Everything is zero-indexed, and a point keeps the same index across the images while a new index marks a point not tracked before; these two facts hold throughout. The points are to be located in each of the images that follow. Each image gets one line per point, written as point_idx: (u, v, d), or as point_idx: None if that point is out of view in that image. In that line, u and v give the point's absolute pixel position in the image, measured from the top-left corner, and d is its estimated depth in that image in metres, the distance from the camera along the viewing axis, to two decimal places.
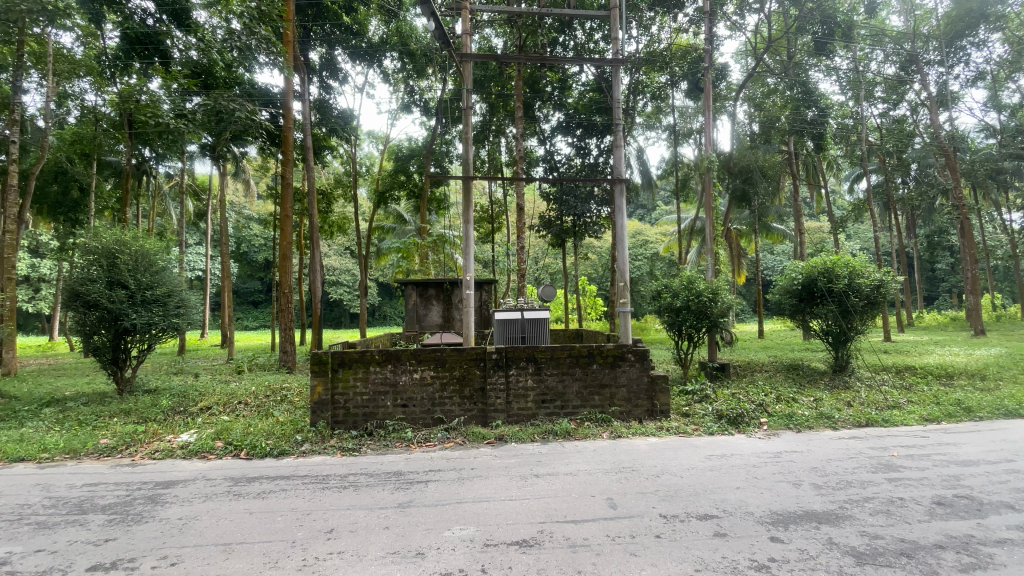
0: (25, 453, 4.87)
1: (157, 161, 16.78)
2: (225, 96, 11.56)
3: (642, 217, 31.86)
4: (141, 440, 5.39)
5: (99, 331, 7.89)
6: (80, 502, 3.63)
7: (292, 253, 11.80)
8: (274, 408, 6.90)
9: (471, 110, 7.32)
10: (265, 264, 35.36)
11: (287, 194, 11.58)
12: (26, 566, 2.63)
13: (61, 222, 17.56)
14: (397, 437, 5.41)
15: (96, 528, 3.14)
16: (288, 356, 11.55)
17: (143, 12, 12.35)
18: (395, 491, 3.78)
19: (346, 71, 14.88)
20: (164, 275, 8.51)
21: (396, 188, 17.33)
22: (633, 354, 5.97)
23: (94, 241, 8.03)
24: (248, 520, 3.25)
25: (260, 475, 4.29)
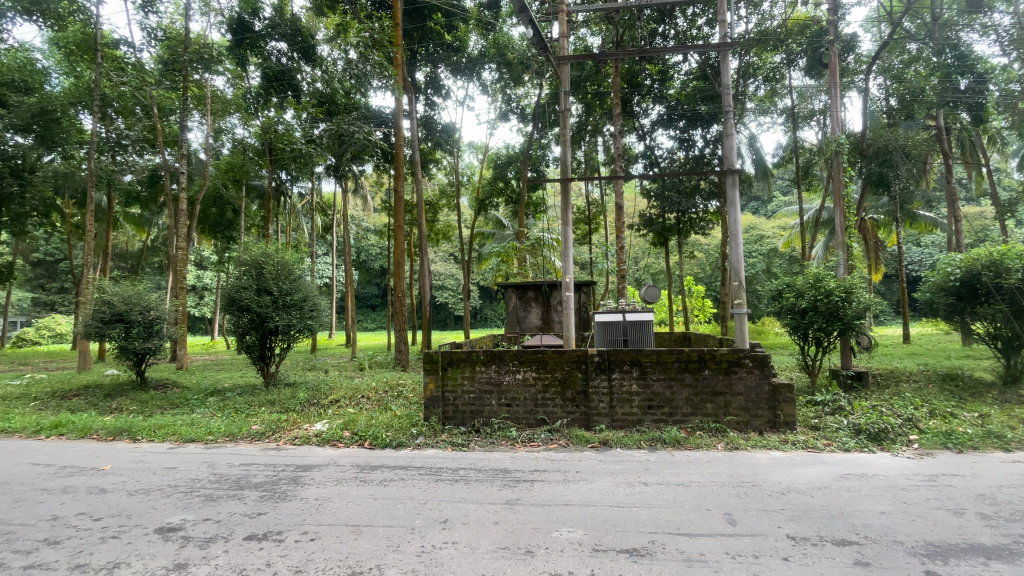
0: (197, 435, 5.79)
1: (291, 183, 19.08)
2: (346, 120, 12.81)
3: (756, 210, 29.42)
4: (284, 428, 6.15)
5: (250, 331, 9.14)
6: (238, 479, 4.22)
7: (404, 259, 12.65)
8: (391, 402, 7.46)
9: (568, 112, 7.31)
10: (380, 271, 38.49)
11: (399, 206, 12.46)
12: (200, 530, 3.12)
13: (220, 239, 20.73)
14: (503, 435, 5.55)
15: (251, 502, 3.63)
16: (402, 355, 12.43)
17: (279, 53, 14.11)
18: (503, 488, 3.87)
19: (448, 86, 15.67)
20: (300, 282, 9.62)
21: (495, 194, 17.86)
22: (752, 360, 5.49)
23: (246, 255, 9.33)
24: (373, 504, 3.55)
25: (381, 464, 4.66)
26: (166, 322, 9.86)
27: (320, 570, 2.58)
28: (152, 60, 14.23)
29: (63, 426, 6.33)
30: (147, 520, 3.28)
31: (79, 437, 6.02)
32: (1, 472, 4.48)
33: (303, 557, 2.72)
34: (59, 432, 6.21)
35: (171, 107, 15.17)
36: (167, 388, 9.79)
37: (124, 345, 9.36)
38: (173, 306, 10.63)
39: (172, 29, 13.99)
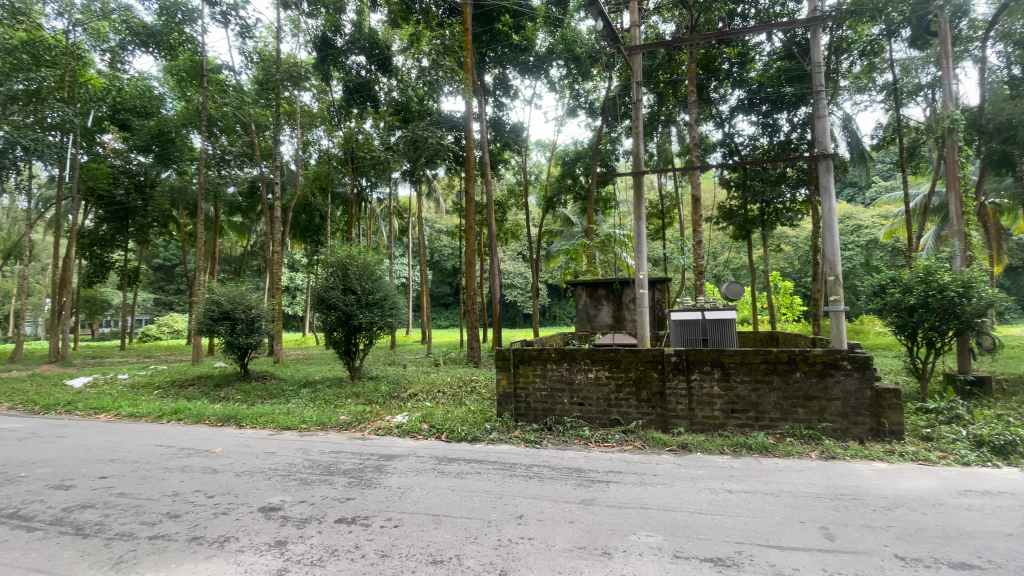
0: (292, 423, 6.31)
1: (371, 189, 20.16)
2: (420, 126, 13.13)
3: (852, 197, 26.85)
4: (368, 418, 6.53)
5: (337, 328, 9.78)
6: (328, 466, 4.54)
7: (475, 258, 12.91)
8: (465, 397, 7.68)
9: (641, 103, 7.07)
10: (452, 270, 39.70)
11: (470, 207, 12.74)
12: (297, 511, 3.39)
13: (309, 243, 22.43)
14: (576, 434, 5.52)
15: (340, 488, 3.89)
16: (474, 352, 12.73)
17: (359, 66, 14.90)
18: (578, 487, 3.85)
19: (517, 86, 15.79)
20: (380, 282, 10.16)
21: (564, 191, 17.72)
22: (851, 362, 5.01)
23: (332, 257, 10.01)
24: (451, 496, 3.67)
25: (458, 457, 4.80)
26: (264, 320, 10.81)
27: (403, 556, 2.70)
28: (249, 81, 15.69)
29: (181, 412, 7.14)
30: (251, 500, 3.62)
31: (194, 422, 6.76)
32: (134, 451, 5.14)
33: (387, 543, 2.87)
34: (178, 418, 7.02)
35: (265, 123, 16.57)
36: (265, 379, 10.73)
37: (230, 340, 10.38)
38: (270, 305, 11.63)
39: (265, 51, 15.33)
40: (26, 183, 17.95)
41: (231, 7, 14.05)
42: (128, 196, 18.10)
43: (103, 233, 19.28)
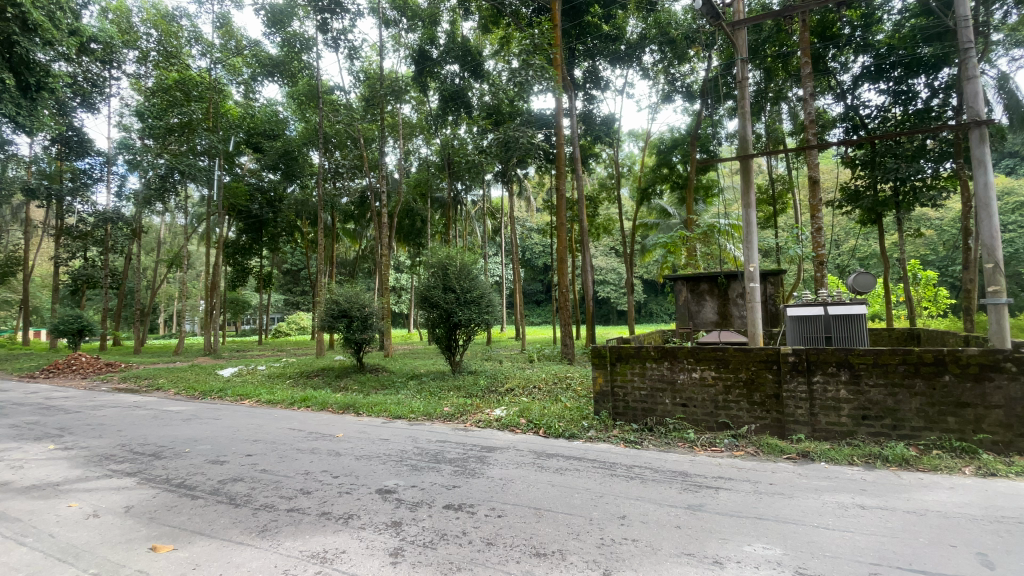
0: (402, 413, 6.79)
1: (465, 192, 20.95)
2: (512, 127, 13.23)
3: (1015, 169, 22.60)
4: (469, 411, 6.81)
5: (439, 324, 10.31)
6: (435, 454, 4.82)
7: (567, 255, 12.85)
8: (561, 394, 7.71)
9: (747, 82, 6.52)
10: (544, 268, 40.06)
11: (561, 204, 12.64)
12: (409, 495, 3.64)
13: (411, 246, 23.94)
14: (679, 436, 5.28)
15: (447, 475, 4.10)
16: (568, 349, 12.67)
17: (453, 74, 15.41)
18: (684, 491, 3.68)
19: (608, 77, 15.45)
20: (477, 281, 10.53)
21: (659, 182, 17.00)
22: (1017, 364, 4.22)
23: (433, 258, 10.57)
24: (552, 490, 3.71)
25: (557, 453, 4.83)
26: (375, 317, 11.73)
27: (508, 546, 2.78)
28: (357, 99, 17.10)
29: (308, 400, 8.02)
30: (369, 482, 3.95)
31: (319, 409, 7.55)
32: (272, 433, 5.87)
33: (492, 531, 2.97)
34: (307, 405, 7.90)
35: (371, 137, 17.95)
36: (377, 372, 11.65)
37: (347, 336, 11.40)
38: (380, 304, 12.58)
39: (370, 69, 16.66)
40: (185, 203, 21.20)
41: (340, 32, 15.41)
42: (261, 209, 20.68)
43: (243, 243, 22.20)
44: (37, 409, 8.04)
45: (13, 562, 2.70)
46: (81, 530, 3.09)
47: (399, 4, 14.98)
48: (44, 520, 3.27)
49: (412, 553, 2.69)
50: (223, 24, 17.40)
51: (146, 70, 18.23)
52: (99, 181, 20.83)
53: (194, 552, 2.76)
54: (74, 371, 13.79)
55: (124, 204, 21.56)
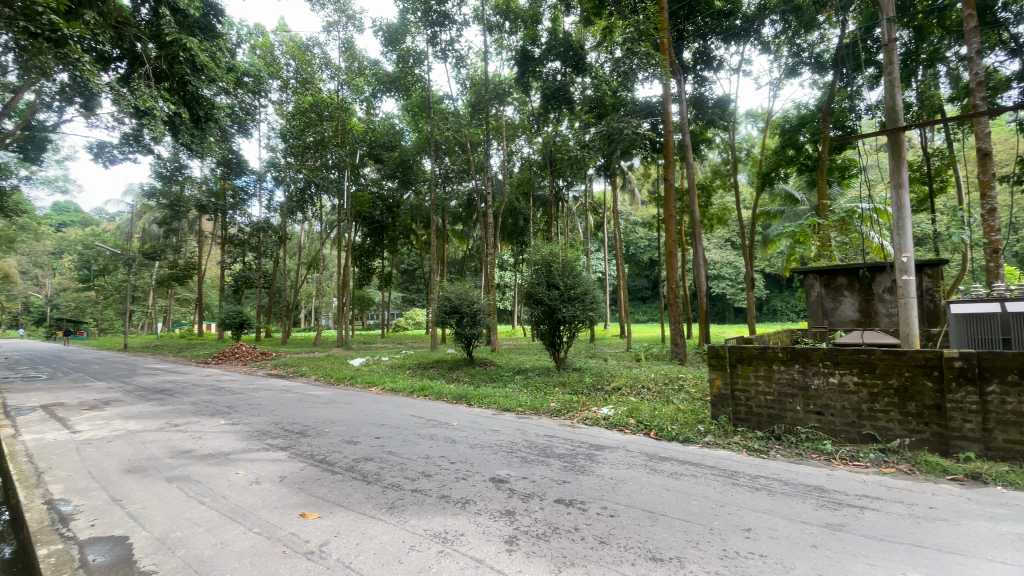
0: (510, 406, 6.99)
1: (568, 188, 20.89)
2: (615, 119, 12.71)
3: None
4: (576, 408, 6.79)
5: (544, 321, 10.38)
6: (544, 448, 4.89)
7: (677, 249, 12.18)
8: (673, 395, 7.35)
9: (895, 44, 5.63)
10: (651, 262, 38.59)
11: (669, 194, 12.01)
12: (520, 486, 3.74)
13: (515, 244, 24.51)
14: (813, 447, 4.76)
15: (557, 470, 4.14)
16: (679, 348, 12.04)
17: (555, 71, 15.33)
18: (820, 508, 3.30)
19: (721, 56, 14.37)
20: (580, 277, 10.44)
21: (783, 165, 15.36)
22: None
23: (537, 255, 10.67)
24: (667, 495, 3.56)
25: (671, 456, 4.62)
26: (483, 313, 12.17)
27: (622, 546, 2.72)
28: (464, 104, 17.92)
29: (425, 390, 8.61)
30: (483, 470, 4.13)
31: (435, 399, 8.06)
32: (395, 418, 6.40)
33: (605, 530, 2.93)
34: (424, 394, 8.49)
35: (477, 140, 18.67)
36: (486, 365, 12.11)
37: (458, 331, 11.98)
38: (488, 300, 13.04)
39: (475, 75, 17.33)
40: (319, 212, 23.90)
41: (448, 43, 16.22)
42: (381, 215, 22.59)
43: (367, 246, 24.48)
44: (212, 389, 9.63)
45: (199, 516, 3.26)
46: (246, 495, 3.63)
47: (502, 8, 15.28)
48: (219, 484, 3.91)
49: (525, 543, 2.76)
50: (347, 48, 19.27)
51: (286, 96, 20.80)
52: (252, 196, 24.28)
53: (335, 522, 3.10)
54: (238, 358, 16.27)
55: (272, 215, 24.87)
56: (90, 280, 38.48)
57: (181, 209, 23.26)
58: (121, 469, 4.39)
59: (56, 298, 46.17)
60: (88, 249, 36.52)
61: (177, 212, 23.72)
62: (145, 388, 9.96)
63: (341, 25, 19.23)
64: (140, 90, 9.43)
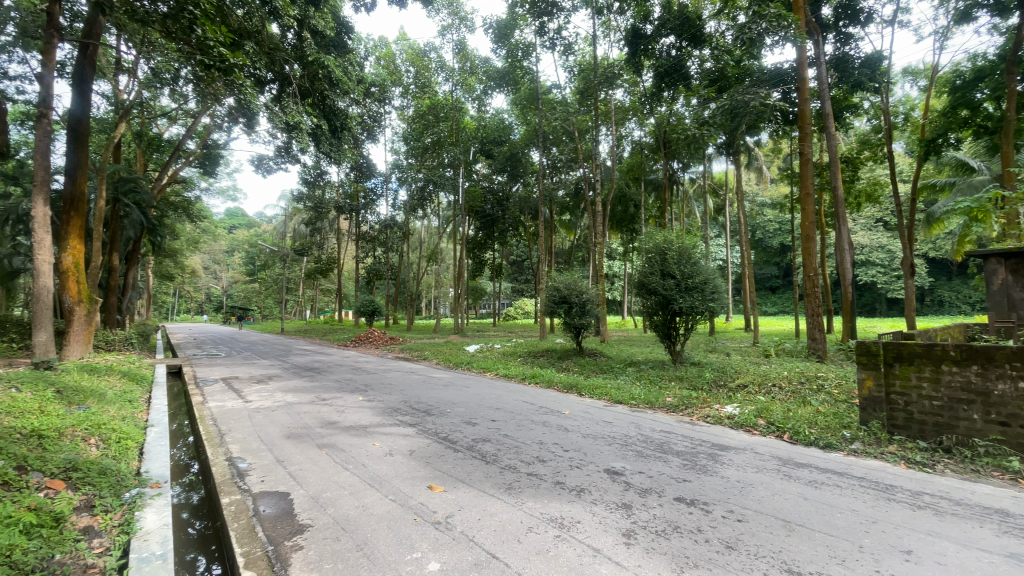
0: (624, 398, 6.84)
1: (684, 170, 19.70)
2: (739, 90, 11.52)
3: None
4: (696, 404, 6.43)
5: (658, 311, 9.95)
6: (662, 443, 4.71)
7: (815, 233, 10.83)
8: (810, 396, 6.60)
9: None
10: (781, 248, 34.96)
11: (804, 170, 10.74)
12: (637, 480, 3.64)
13: (626, 232, 23.81)
14: (996, 464, 3.97)
15: (676, 467, 3.97)
16: (817, 343, 10.78)
17: (669, 46, 14.33)
18: (1005, 536, 2.74)
19: (871, 7, 12.36)
20: (699, 265, 9.78)
21: (954, 129, 12.76)
22: None
23: (651, 243, 10.23)
24: (804, 504, 3.22)
25: (808, 463, 4.17)
26: (593, 303, 12.00)
27: (752, 554, 2.53)
28: (572, 92, 17.73)
29: (537, 377, 8.79)
30: (597, 460, 4.10)
31: (546, 387, 8.18)
32: (510, 404, 6.62)
33: (732, 535, 2.75)
34: (536, 381, 8.68)
35: (586, 127, 18.37)
36: (597, 356, 11.99)
37: (568, 321, 11.98)
38: (598, 290, 12.84)
39: (584, 61, 17.02)
40: (437, 209, 25.48)
41: (556, 32, 16.10)
42: (493, 208, 23.39)
43: (479, 238, 25.49)
44: (351, 369, 10.82)
45: (344, 480, 3.70)
46: (381, 464, 4.03)
47: None
48: (358, 453, 4.40)
49: (644, 538, 2.70)
50: (460, 49, 20.08)
51: (407, 101, 22.33)
52: (380, 196, 26.56)
53: (458, 496, 3.31)
54: (371, 342, 18.10)
55: (396, 213, 27.07)
56: (255, 273, 45.34)
57: (322, 210, 26.29)
58: (282, 434, 5.14)
59: (230, 288, 55.21)
60: (253, 247, 43.04)
61: (319, 213, 26.85)
62: (298, 366, 11.51)
63: (455, 28, 20.07)
64: (287, 107, 10.59)
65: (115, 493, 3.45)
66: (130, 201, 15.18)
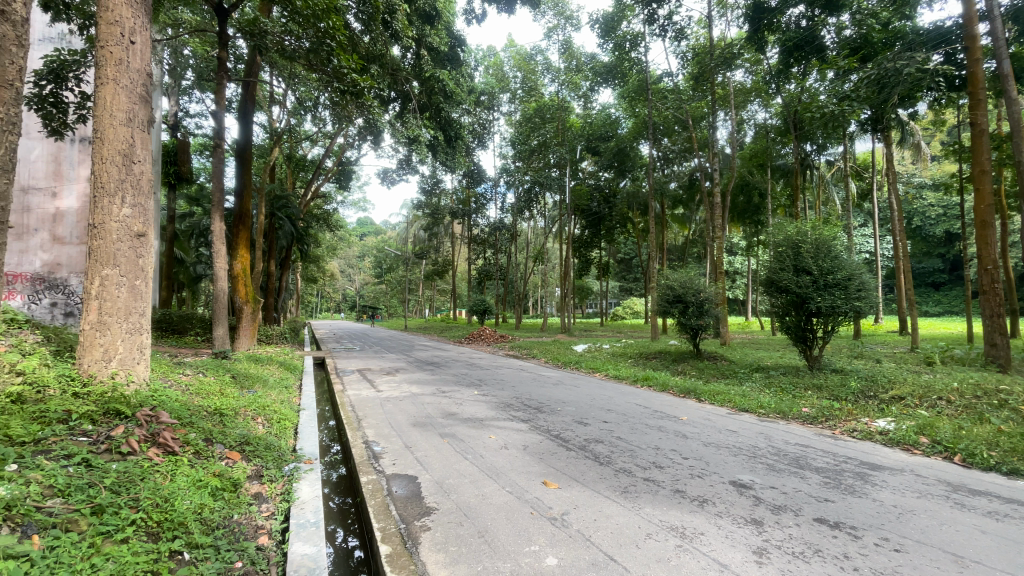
0: (750, 406, 6.31)
1: (819, 152, 17.51)
2: (889, 57, 9.93)
3: None
4: (838, 417, 5.71)
5: (790, 311, 9.00)
6: (797, 458, 4.25)
7: (994, 218, 8.97)
8: (992, 413, 5.48)
9: None
10: (947, 237, 29.61)
11: (979, 142, 8.95)
12: (768, 496, 3.33)
13: (748, 225, 22.01)
14: None
15: (815, 485, 3.56)
16: (998, 350, 8.92)
17: (798, 18, 12.80)
18: None
19: None
20: (842, 259, 8.65)
21: None
22: None
23: (781, 236, 9.30)
24: (984, 539, 2.69)
25: (988, 491, 3.48)
26: (711, 303, 11.22)
27: None
28: (685, 79, 16.74)
29: (650, 380, 8.47)
30: (721, 471, 3.83)
31: (661, 391, 7.83)
32: (622, 406, 6.46)
33: (887, 565, 2.40)
34: (649, 384, 8.37)
35: (701, 115, 17.30)
36: (716, 360, 11.19)
37: (683, 321, 11.36)
38: (718, 288, 11.97)
39: (698, 45, 15.96)
40: (544, 209, 25.80)
41: (667, 18, 15.31)
42: (599, 206, 23.26)
43: (586, 237, 25.55)
44: (466, 365, 11.38)
45: (464, 469, 3.92)
46: (497, 457, 4.19)
47: None
48: (475, 444, 4.61)
49: (779, 558, 2.46)
50: (566, 48, 20.01)
51: (514, 106, 22.90)
52: (490, 200, 27.56)
53: (573, 495, 3.32)
54: (483, 339, 18.91)
55: (505, 216, 27.86)
56: (381, 275, 49.74)
57: (438, 216, 27.96)
58: (409, 422, 5.58)
59: (361, 290, 61.20)
60: (381, 252, 47.37)
61: (435, 219, 28.62)
62: (419, 360, 12.39)
63: (560, 28, 20.10)
64: (409, 122, 11.43)
65: (277, 465, 4.03)
66: (283, 215, 17.68)
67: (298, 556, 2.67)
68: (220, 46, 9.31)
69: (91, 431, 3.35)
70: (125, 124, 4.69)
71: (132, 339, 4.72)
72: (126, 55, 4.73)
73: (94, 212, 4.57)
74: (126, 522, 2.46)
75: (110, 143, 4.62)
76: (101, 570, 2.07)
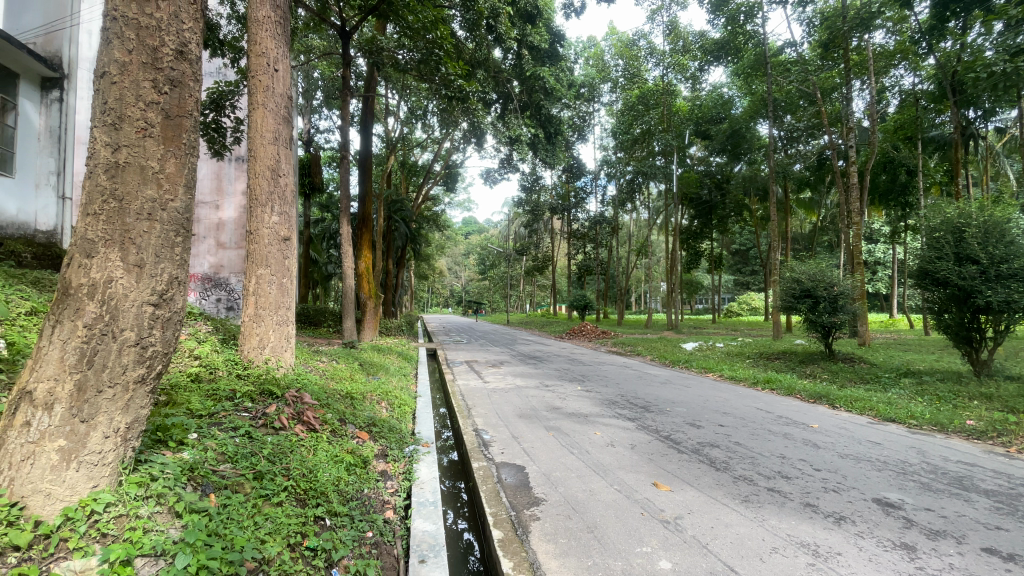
0: (897, 416, 5.51)
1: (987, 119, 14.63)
2: None
3: None
4: (1016, 432, 4.75)
5: (950, 307, 7.69)
6: (959, 477, 3.62)
7: None
8: None
9: None
10: None
11: None
12: (921, 518, 2.89)
13: (893, 208, 19.16)
14: None
15: (984, 510, 3.01)
16: None
17: None
18: None
19: None
20: (1021, 244, 7.15)
21: None
22: None
23: (938, 218, 7.92)
24: None
25: None
26: (848, 298, 9.93)
27: None
28: (811, 48, 14.97)
29: (773, 382, 7.78)
30: (861, 487, 3.39)
31: (785, 395, 7.14)
32: (740, 409, 6.00)
33: None
34: (771, 387, 7.67)
35: (831, 86, 15.40)
36: (853, 362, 9.93)
37: (812, 318, 10.22)
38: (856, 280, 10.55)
39: (828, 7, 14.13)
40: (648, 200, 24.84)
41: None
42: (710, 194, 21.86)
43: (695, 228, 24.12)
44: (570, 360, 11.35)
45: (571, 463, 3.93)
46: (604, 454, 4.14)
47: None
48: (581, 439, 4.60)
49: None
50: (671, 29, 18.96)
51: (615, 96, 22.27)
52: (590, 194, 27.14)
53: (687, 499, 3.17)
54: (585, 335, 18.77)
55: (606, 209, 27.33)
56: (485, 272, 51.59)
57: (540, 213, 28.17)
58: (515, 414, 5.74)
59: (466, 286, 63.93)
60: (485, 250, 49.07)
61: (536, 215, 28.91)
62: (523, 354, 12.65)
63: (665, 9, 19.07)
64: (510, 122, 11.56)
65: (399, 447, 4.38)
66: (398, 217, 19.10)
67: (420, 532, 2.90)
68: (343, 67, 10.19)
69: (251, 407, 3.93)
70: (272, 143, 5.40)
71: (281, 329, 5.42)
72: (272, 82, 5.43)
73: (251, 221, 5.35)
74: (280, 488, 2.85)
75: (261, 161, 5.36)
76: (262, 528, 2.43)
